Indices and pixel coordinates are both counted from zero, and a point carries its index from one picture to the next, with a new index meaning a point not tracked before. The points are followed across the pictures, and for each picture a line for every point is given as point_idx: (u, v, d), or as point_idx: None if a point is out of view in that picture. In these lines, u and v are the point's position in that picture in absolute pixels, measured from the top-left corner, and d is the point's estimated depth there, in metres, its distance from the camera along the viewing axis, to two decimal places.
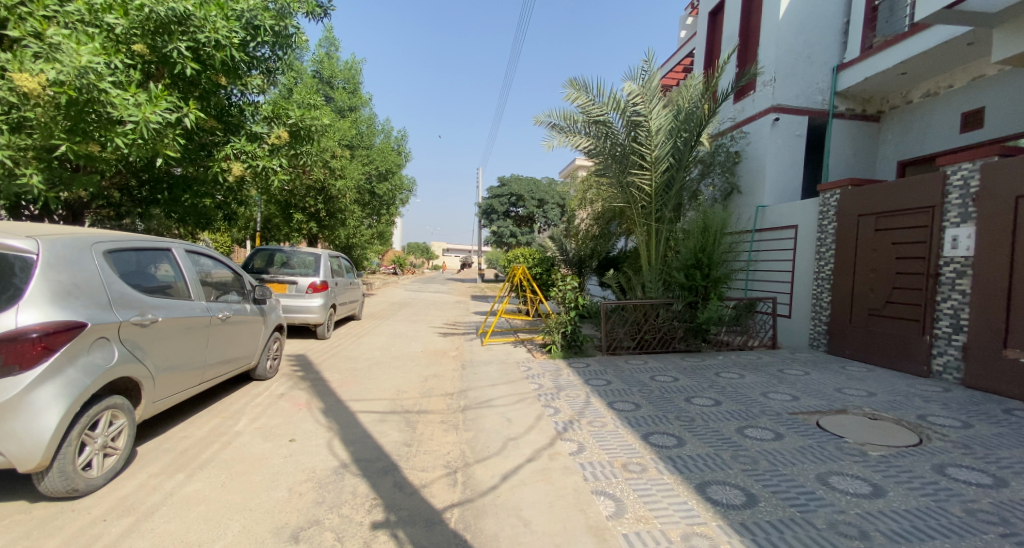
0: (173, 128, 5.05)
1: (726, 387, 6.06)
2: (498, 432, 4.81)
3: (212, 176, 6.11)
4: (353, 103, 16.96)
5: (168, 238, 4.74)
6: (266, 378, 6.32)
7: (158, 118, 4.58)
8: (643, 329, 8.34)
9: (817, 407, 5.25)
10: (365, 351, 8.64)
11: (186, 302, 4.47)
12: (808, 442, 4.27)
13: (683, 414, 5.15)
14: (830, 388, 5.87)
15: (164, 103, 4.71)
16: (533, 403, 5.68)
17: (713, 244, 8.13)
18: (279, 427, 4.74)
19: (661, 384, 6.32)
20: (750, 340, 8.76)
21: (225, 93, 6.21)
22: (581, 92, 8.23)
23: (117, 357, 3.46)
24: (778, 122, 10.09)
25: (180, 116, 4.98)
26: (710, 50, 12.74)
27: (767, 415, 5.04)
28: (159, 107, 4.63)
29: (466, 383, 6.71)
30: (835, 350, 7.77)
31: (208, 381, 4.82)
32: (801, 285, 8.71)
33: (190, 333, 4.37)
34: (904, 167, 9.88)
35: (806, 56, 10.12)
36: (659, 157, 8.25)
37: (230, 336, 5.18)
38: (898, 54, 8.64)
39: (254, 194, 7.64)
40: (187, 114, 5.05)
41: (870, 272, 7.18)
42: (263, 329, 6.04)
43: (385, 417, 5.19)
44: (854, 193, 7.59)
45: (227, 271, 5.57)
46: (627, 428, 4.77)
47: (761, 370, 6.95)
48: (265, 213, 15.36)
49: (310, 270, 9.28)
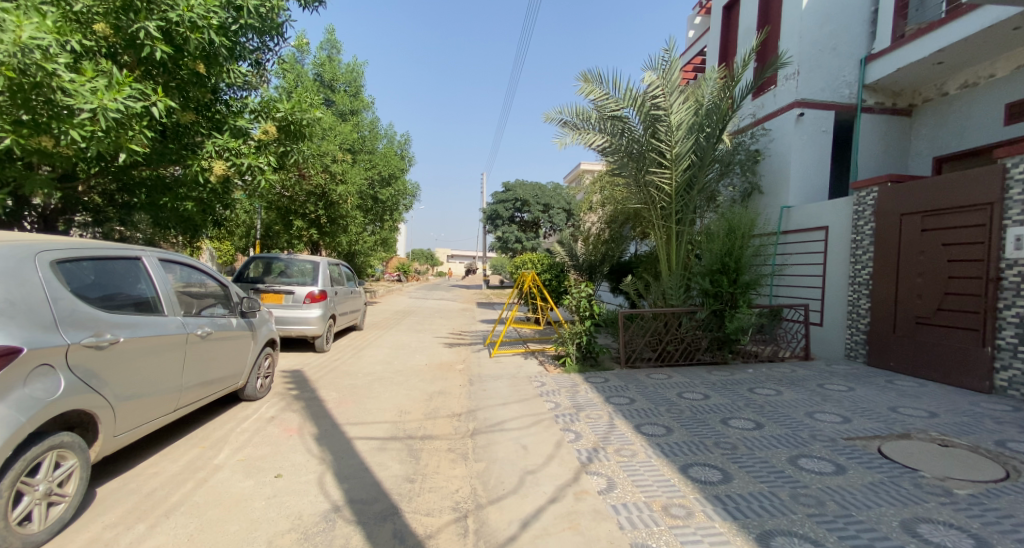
0: (141, 119, 4.51)
1: (765, 407, 5.46)
2: (513, 463, 4.22)
3: (190, 176, 5.54)
4: (355, 107, 16.49)
5: (138, 245, 4.17)
6: (256, 398, 5.76)
7: (118, 106, 4.04)
8: (664, 340, 7.76)
9: (875, 431, 4.63)
10: (367, 365, 8.08)
11: (159, 317, 3.92)
12: (878, 478, 3.66)
13: (722, 440, 4.55)
14: (882, 408, 5.25)
15: (128, 88, 4.20)
16: (551, 426, 5.09)
17: (740, 248, 7.50)
18: (265, 459, 4.17)
19: (691, 403, 5.71)
20: (779, 351, 8.14)
21: (209, 87, 5.71)
22: (594, 85, 7.68)
23: (64, 388, 2.91)
24: (802, 118, 9.50)
25: (148, 105, 4.44)
26: (726, 44, 12.17)
27: (819, 441, 4.43)
28: (120, 94, 4.09)
29: (475, 402, 6.12)
30: (878, 362, 7.13)
31: (187, 407, 4.27)
32: (835, 291, 8.09)
33: (163, 354, 3.83)
34: (941, 163, 9.28)
35: (831, 48, 9.54)
36: (680, 154, 7.64)
37: (213, 355, 4.62)
38: (935, 42, 8.03)
39: (244, 197, 7.10)
40: (156, 103, 4.50)
41: (916, 277, 6.55)
42: (252, 345, 5.49)
43: (385, 445, 4.61)
44: (895, 190, 6.97)
45: (211, 282, 5.02)
46: (662, 459, 4.18)
47: (798, 385, 6.33)
48: (265, 220, 14.88)
49: (308, 279, 8.73)
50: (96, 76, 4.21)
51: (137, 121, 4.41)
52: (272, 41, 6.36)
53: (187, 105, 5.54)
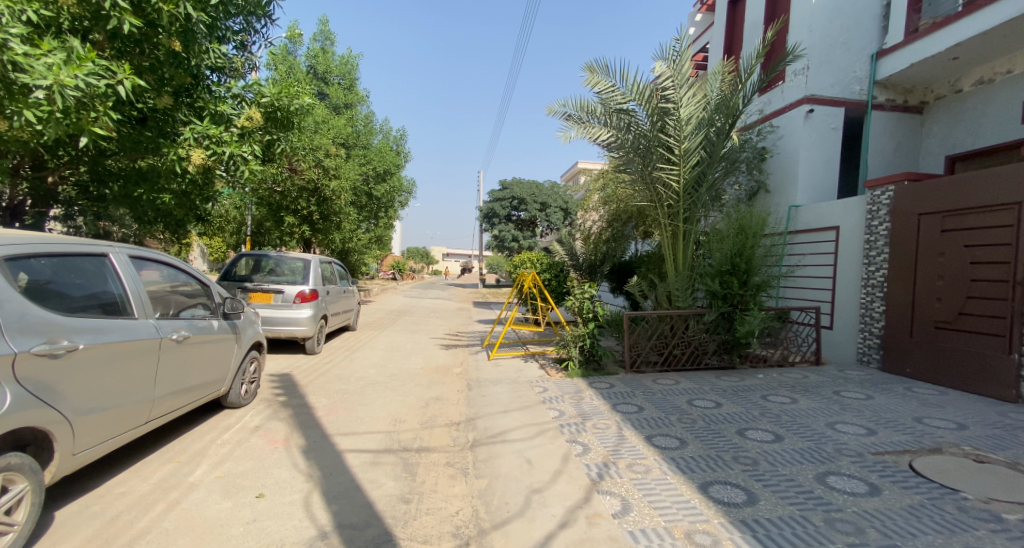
0: (105, 99, 4.12)
1: (782, 416, 5.15)
2: (518, 481, 3.89)
3: (166, 165, 5.15)
4: (348, 100, 16.09)
5: (105, 241, 3.79)
6: (239, 406, 5.38)
7: (77, 84, 3.65)
8: (670, 344, 7.46)
9: (903, 445, 4.33)
10: (360, 368, 7.71)
11: (129, 320, 3.55)
12: (917, 502, 3.36)
13: (741, 454, 4.24)
14: (907, 418, 4.97)
15: (90, 63, 3.82)
16: (556, 437, 4.76)
17: (751, 248, 7.20)
18: (247, 476, 3.81)
19: (703, 412, 5.39)
20: (789, 355, 7.84)
21: (189, 70, 5.33)
22: (600, 76, 7.38)
23: (11, 402, 2.54)
24: (811, 114, 9.21)
25: (113, 83, 4.03)
26: (731, 38, 11.89)
27: (846, 456, 4.12)
28: (80, 69, 3.69)
29: (474, 409, 5.79)
30: (893, 367, 6.87)
31: (160, 418, 3.91)
32: (846, 293, 7.80)
33: (132, 361, 3.46)
34: (954, 162, 9.03)
35: (842, 42, 9.26)
36: (689, 149, 7.31)
37: (191, 360, 4.27)
38: (950, 37, 7.75)
39: (228, 191, 6.70)
40: (123, 81, 4.10)
41: (936, 279, 6.27)
42: (235, 350, 5.12)
43: (379, 459, 4.26)
44: (912, 189, 6.68)
45: (189, 281, 4.64)
46: (679, 476, 3.85)
47: (813, 392, 6.03)
48: (256, 215, 14.45)
49: (298, 278, 8.34)
50: (53, 48, 3.82)
51: (101, 99, 4.02)
52: (258, 22, 6.10)
53: (163, 85, 5.16)
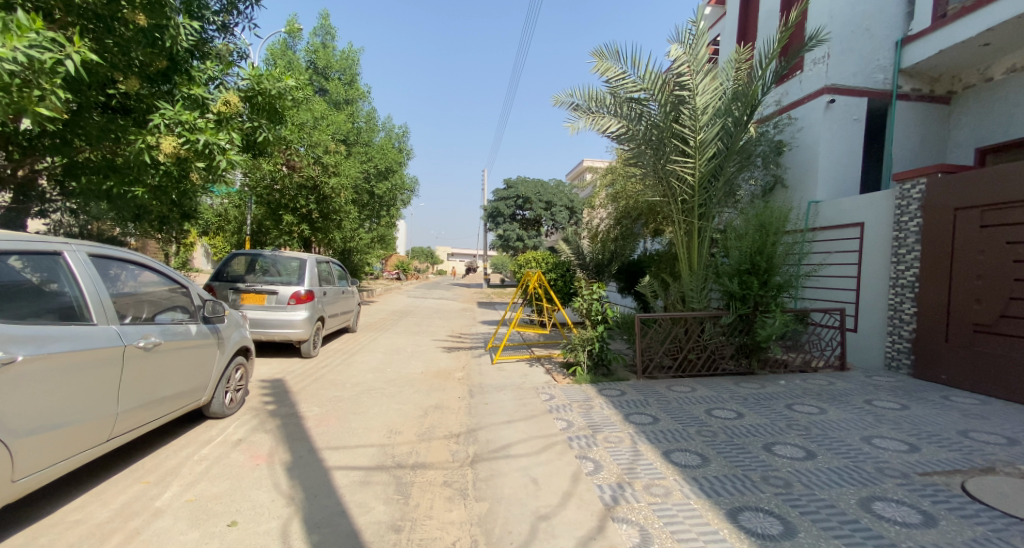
0: (53, 76, 3.73)
1: (812, 429, 4.71)
2: (522, 505, 3.48)
3: (135, 154, 4.78)
4: (350, 96, 15.74)
5: (61, 237, 3.40)
6: (223, 416, 5.01)
7: (15, 57, 3.23)
8: (684, 348, 7.03)
9: (952, 464, 3.88)
10: (356, 373, 7.33)
11: (84, 328, 3.18)
12: (981, 535, 2.92)
13: (771, 474, 3.79)
14: (951, 432, 4.51)
15: (33, 34, 3.42)
16: (565, 452, 4.34)
17: (772, 246, 6.77)
18: (221, 499, 3.42)
19: (724, 423, 4.96)
20: (812, 360, 7.36)
21: (160, 49, 4.95)
22: (610, 63, 7.00)
23: None
24: (832, 105, 8.74)
25: (60, 58, 3.62)
26: (744, 24, 11.42)
27: (890, 478, 3.66)
28: (20, 40, 3.28)
29: (475, 419, 5.38)
30: (926, 374, 6.40)
31: (128, 433, 3.56)
32: (873, 294, 7.31)
33: (87, 374, 3.10)
34: (985, 155, 8.51)
35: (864, 29, 8.77)
36: (705, 141, 6.90)
37: (165, 369, 3.90)
38: (981, 21, 7.24)
39: (212, 186, 6.31)
40: (72, 56, 3.70)
41: (974, 279, 5.80)
42: (218, 356, 4.76)
43: (369, 478, 3.87)
44: (947, 181, 6.21)
45: (164, 283, 4.29)
46: (703, 500, 3.41)
47: (841, 400, 5.58)
48: (255, 214, 14.14)
49: (292, 278, 7.98)
50: None
51: (47, 75, 3.64)
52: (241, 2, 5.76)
53: (134, 68, 4.93)
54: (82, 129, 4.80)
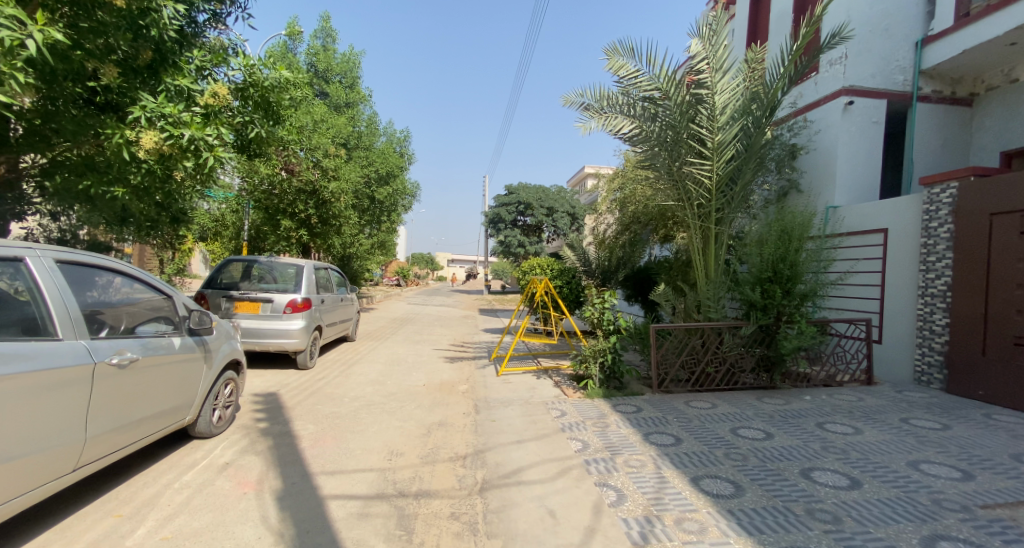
0: (14, 59, 3.38)
1: (850, 452, 4.33)
2: (541, 542, 3.10)
3: (114, 150, 4.45)
4: (351, 99, 15.48)
5: (26, 241, 3.03)
6: (210, 436, 4.62)
7: None
8: (701, 361, 6.69)
9: (1014, 495, 3.49)
10: (355, 385, 6.94)
11: (48, 345, 2.81)
12: None
13: (815, 506, 3.40)
14: (1004, 457, 4.13)
15: None
16: (583, 478, 3.96)
17: (795, 253, 6.41)
18: (201, 536, 3.03)
19: (752, 445, 4.57)
20: (836, 374, 7.00)
21: (141, 33, 4.63)
22: (623, 59, 6.68)
23: None
24: (850, 107, 8.43)
25: (20, 38, 3.28)
26: (755, 25, 11.16)
27: (951, 512, 3.28)
28: None
29: (483, 438, 4.99)
30: (961, 390, 6.04)
31: (100, 460, 3.17)
32: (900, 304, 6.95)
33: (48, 398, 2.71)
34: (1010, 158, 8.19)
35: (883, 29, 8.46)
36: (723, 142, 6.56)
37: (144, 387, 3.53)
38: (1006, 21, 6.94)
39: (203, 188, 6.00)
40: (33, 36, 3.36)
41: (1015, 290, 5.44)
42: (207, 371, 4.40)
43: (368, 509, 3.48)
44: (981, 185, 5.86)
45: (145, 292, 3.94)
46: (746, 540, 3.02)
47: (875, 419, 5.21)
48: (253, 220, 13.81)
49: (289, 285, 7.62)
50: None
51: (7, 58, 3.31)
52: None
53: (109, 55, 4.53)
54: (57, 123, 4.51)
